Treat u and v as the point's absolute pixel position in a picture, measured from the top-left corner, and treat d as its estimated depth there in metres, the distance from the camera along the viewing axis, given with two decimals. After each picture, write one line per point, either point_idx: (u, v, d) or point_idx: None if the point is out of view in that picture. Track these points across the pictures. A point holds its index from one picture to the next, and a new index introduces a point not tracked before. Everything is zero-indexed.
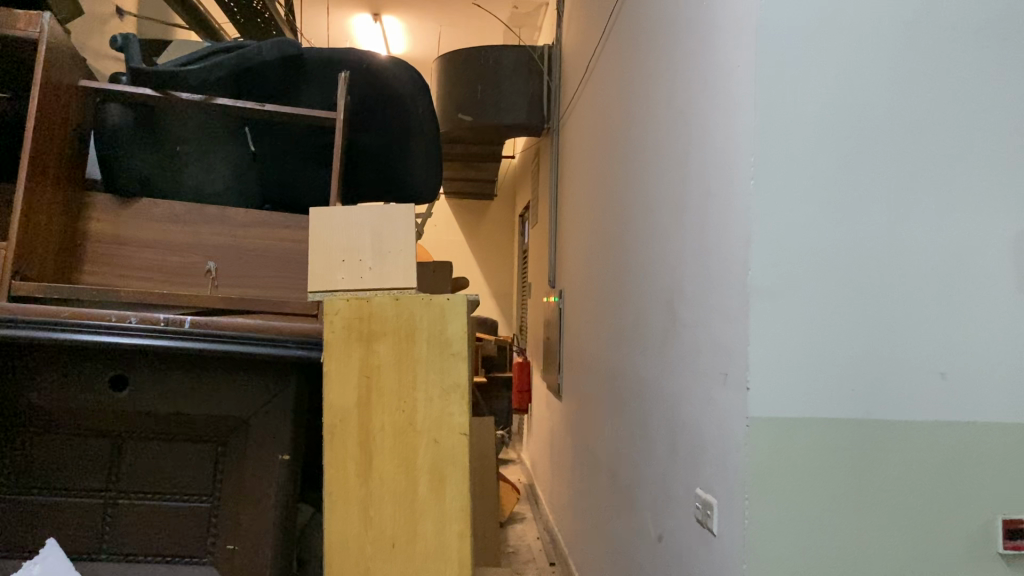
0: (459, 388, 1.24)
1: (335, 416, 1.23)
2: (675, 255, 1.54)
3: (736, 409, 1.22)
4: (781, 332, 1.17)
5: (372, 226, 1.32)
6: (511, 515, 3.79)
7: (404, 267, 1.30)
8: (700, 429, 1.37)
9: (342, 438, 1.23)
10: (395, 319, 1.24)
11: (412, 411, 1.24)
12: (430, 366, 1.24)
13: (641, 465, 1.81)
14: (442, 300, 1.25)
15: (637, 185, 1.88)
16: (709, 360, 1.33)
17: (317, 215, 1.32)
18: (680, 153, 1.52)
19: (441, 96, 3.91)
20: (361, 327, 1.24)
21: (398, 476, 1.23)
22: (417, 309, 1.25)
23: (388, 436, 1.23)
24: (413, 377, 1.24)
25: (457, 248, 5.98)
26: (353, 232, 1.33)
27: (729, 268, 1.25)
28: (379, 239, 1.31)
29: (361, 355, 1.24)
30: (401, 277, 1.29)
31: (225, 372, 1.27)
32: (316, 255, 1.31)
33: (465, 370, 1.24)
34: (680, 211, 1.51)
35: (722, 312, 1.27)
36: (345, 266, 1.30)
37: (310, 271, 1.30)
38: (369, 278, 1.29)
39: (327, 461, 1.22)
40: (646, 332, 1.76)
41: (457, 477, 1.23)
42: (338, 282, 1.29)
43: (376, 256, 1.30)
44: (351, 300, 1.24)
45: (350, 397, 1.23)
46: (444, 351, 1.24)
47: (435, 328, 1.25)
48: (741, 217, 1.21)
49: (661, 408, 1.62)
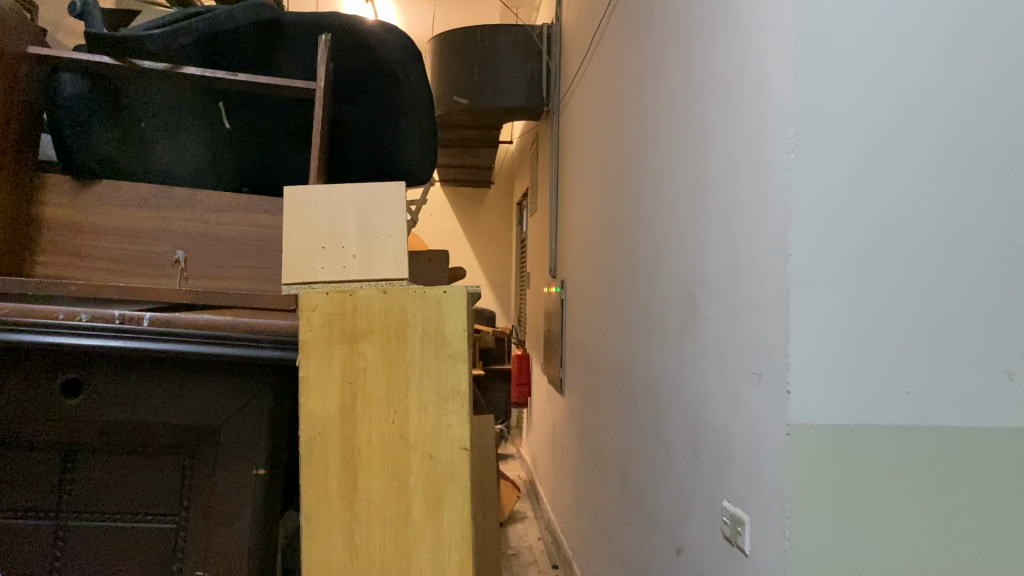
0: (460, 395, 1.10)
1: (313, 429, 1.07)
2: (697, 240, 1.38)
3: (773, 414, 1.07)
4: (825, 328, 1.03)
5: (357, 207, 1.17)
6: (512, 515, 3.65)
7: (395, 254, 1.15)
8: (729, 435, 1.23)
9: (323, 454, 1.07)
10: (383, 315, 1.09)
11: (407, 422, 1.09)
12: (425, 370, 1.09)
13: (656, 471, 1.67)
14: (438, 293, 1.10)
15: (651, 166, 1.73)
16: (739, 357, 1.18)
17: (293, 193, 1.16)
18: (703, 127, 1.37)
19: (436, 78, 3.74)
20: (344, 325, 1.08)
21: (389, 498, 1.08)
22: (410, 304, 1.10)
23: (377, 451, 1.08)
24: (406, 382, 1.09)
25: (453, 237, 5.83)
26: (335, 213, 1.17)
27: (764, 253, 1.10)
28: (366, 222, 1.16)
29: (345, 356, 1.08)
30: (392, 266, 1.15)
31: (192, 375, 1.12)
32: (293, 239, 1.15)
33: (465, 374, 1.10)
34: (702, 191, 1.36)
35: (757, 304, 1.12)
36: (326, 254, 1.14)
37: (285, 259, 1.13)
38: (355, 266, 1.14)
39: (305, 482, 1.07)
40: (661, 327, 1.62)
41: (457, 497, 1.09)
42: (319, 272, 1.13)
43: (364, 241, 1.15)
44: (332, 294, 1.08)
45: (331, 407, 1.07)
46: (441, 352, 1.10)
47: (431, 324, 1.10)
48: (777, 196, 1.06)
49: (680, 409, 1.48)
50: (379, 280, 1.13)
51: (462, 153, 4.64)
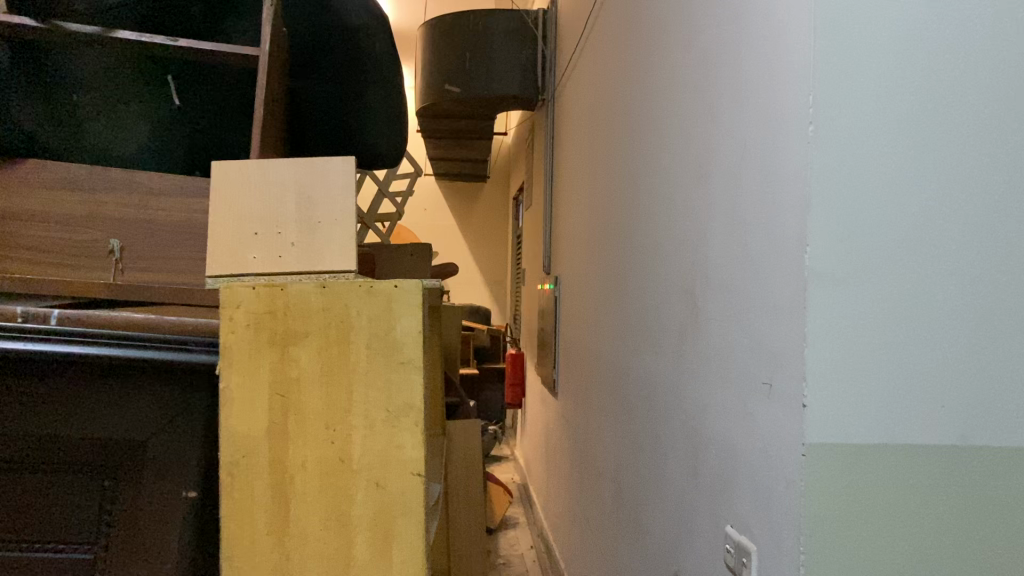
0: (415, 409, 0.98)
1: (237, 450, 0.95)
2: (699, 230, 1.23)
3: (785, 430, 0.92)
4: (846, 332, 0.87)
5: (298, 185, 1.02)
6: (504, 521, 3.51)
7: (341, 244, 1.01)
8: (734, 450, 1.08)
9: (250, 476, 0.96)
10: (322, 314, 0.97)
11: (351, 439, 0.97)
12: (372, 378, 0.98)
13: (651, 486, 1.52)
14: (388, 288, 0.98)
15: (650, 150, 1.58)
16: (747, 364, 1.03)
17: (224, 167, 1.01)
18: (705, 103, 1.21)
19: (426, 65, 3.59)
20: (274, 325, 0.96)
21: (328, 529, 0.97)
22: (354, 301, 0.97)
23: (314, 477, 0.97)
24: (352, 392, 0.97)
25: (448, 232, 5.68)
26: (273, 191, 1.02)
27: (778, 243, 0.94)
28: (308, 203, 1.01)
29: (275, 363, 0.96)
30: (338, 257, 1.01)
31: (113, 382, 0.96)
32: (223, 223, 1.01)
33: (419, 386, 0.98)
34: (705, 175, 1.21)
35: (767, 304, 0.97)
36: (261, 242, 1.01)
37: (213, 247, 1.00)
38: (293, 259, 1.01)
39: (228, 515, 0.95)
40: (659, 328, 1.47)
41: (409, 532, 0.98)
42: (252, 264, 1.00)
43: (304, 227, 1.01)
44: (259, 290, 0.96)
45: (257, 424, 0.96)
46: (392, 360, 0.98)
47: (379, 326, 0.98)
48: (792, 177, 0.91)
49: (678, 420, 1.33)
50: (314, 271, 1.00)
51: (454, 146, 4.48)
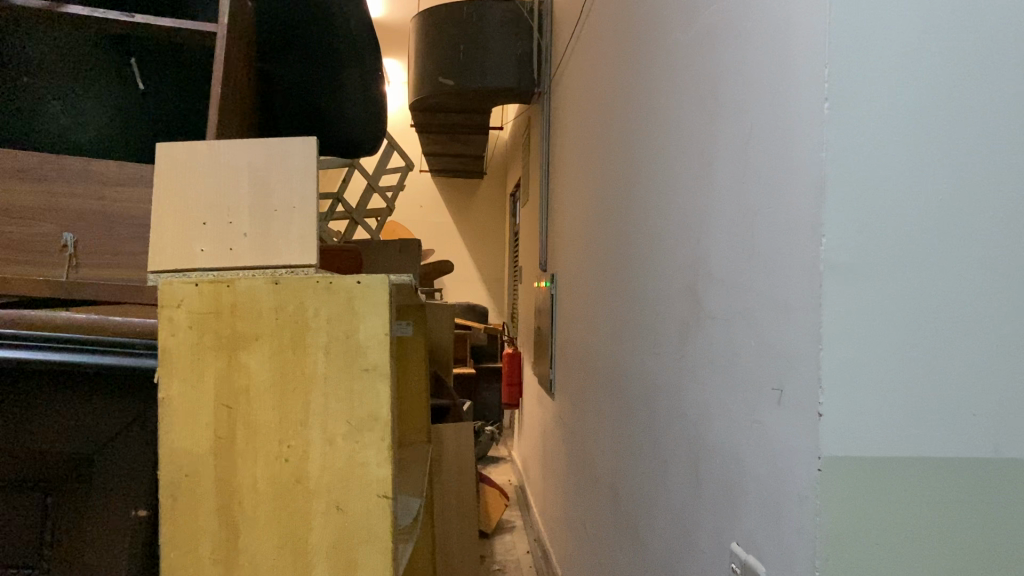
0: (380, 419, 0.99)
1: (178, 466, 0.98)
2: (701, 222, 1.14)
3: (799, 441, 0.83)
4: (868, 330, 0.78)
5: (250, 175, 1.04)
6: (500, 525, 3.41)
7: (300, 230, 1.03)
8: (740, 461, 0.99)
9: (195, 492, 0.98)
10: (274, 315, 0.99)
11: (308, 451, 0.99)
12: (330, 383, 0.99)
13: (651, 495, 1.43)
14: (350, 286, 1.00)
15: (649, 138, 1.48)
16: (754, 368, 0.94)
17: (175, 156, 1.04)
18: (707, 85, 1.12)
19: (419, 57, 3.49)
20: (219, 328, 0.99)
21: (282, 549, 0.98)
22: (312, 301, 0.99)
23: (267, 496, 0.98)
24: (309, 398, 0.99)
25: (445, 230, 5.58)
26: (223, 181, 1.04)
27: (788, 234, 0.85)
28: (264, 188, 1.03)
29: (222, 369, 0.99)
30: (296, 244, 1.03)
31: (71, 397, 1.03)
32: (171, 213, 1.04)
33: (380, 393, 0.99)
34: (707, 163, 1.12)
35: (776, 300, 0.88)
36: (209, 233, 1.03)
37: (160, 241, 1.03)
38: (246, 247, 1.03)
39: (171, 539, 0.97)
40: (659, 328, 1.38)
41: (370, 557, 0.98)
42: (199, 256, 1.03)
43: (259, 213, 1.03)
44: (203, 289, 0.99)
45: (203, 438, 0.98)
46: (354, 365, 0.99)
47: (339, 328, 0.99)
48: (804, 160, 0.82)
49: (679, 429, 1.24)
50: (279, 265, 1.02)
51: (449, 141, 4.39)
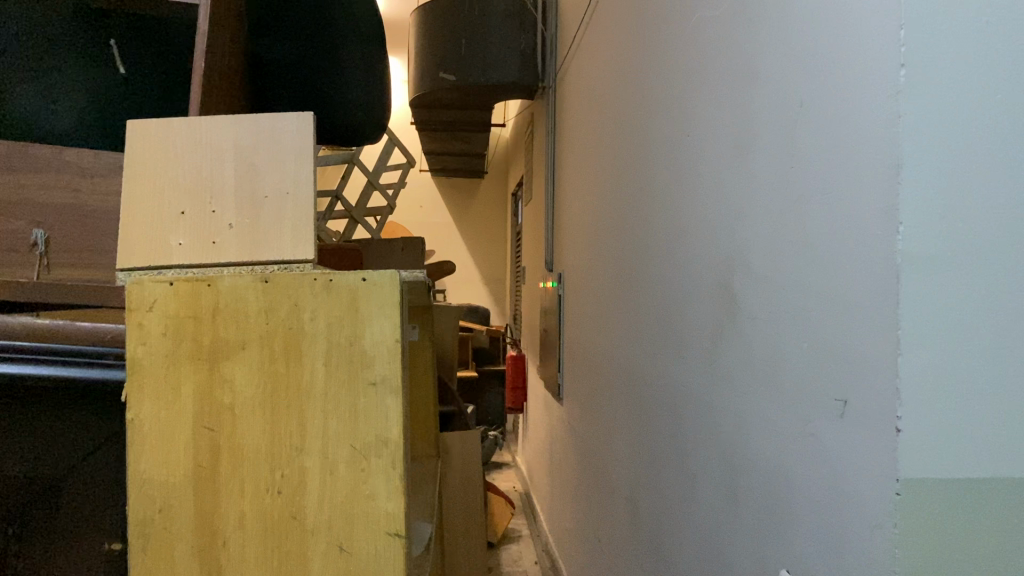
0: (390, 441, 0.94)
1: (155, 489, 0.93)
2: (739, 213, 1.03)
3: (868, 458, 0.72)
4: (954, 331, 0.68)
5: (234, 158, 0.99)
6: (506, 534, 3.30)
7: (292, 222, 0.98)
8: (788, 477, 0.88)
9: (172, 520, 0.93)
10: (264, 320, 0.94)
11: (305, 476, 0.94)
12: (330, 398, 0.94)
13: (677, 510, 1.32)
14: (355, 285, 0.94)
15: (672, 125, 1.38)
16: (807, 372, 0.84)
17: (152, 135, 0.99)
18: (744, 61, 1.02)
19: (418, 52, 3.38)
20: (200, 336, 0.93)
21: None
22: (308, 302, 0.94)
23: (254, 522, 0.93)
24: (306, 414, 0.94)
25: (445, 230, 5.48)
26: (205, 166, 0.99)
27: (850, 221, 0.75)
28: (255, 175, 0.99)
29: (203, 380, 0.93)
30: (288, 237, 0.98)
31: (50, 417, 1.15)
32: (145, 199, 0.98)
33: (385, 407, 0.94)
34: (745, 148, 1.01)
35: (838, 299, 0.77)
36: (187, 223, 0.98)
37: (134, 232, 0.98)
38: (231, 237, 0.98)
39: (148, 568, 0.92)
40: (686, 330, 1.27)
41: None
42: (175, 249, 0.97)
43: (248, 200, 0.98)
44: (181, 289, 0.93)
45: (184, 459, 0.93)
46: (358, 376, 0.94)
47: (339, 334, 0.94)
48: (871, 137, 0.71)
49: (710, 440, 1.14)
50: (270, 260, 0.97)
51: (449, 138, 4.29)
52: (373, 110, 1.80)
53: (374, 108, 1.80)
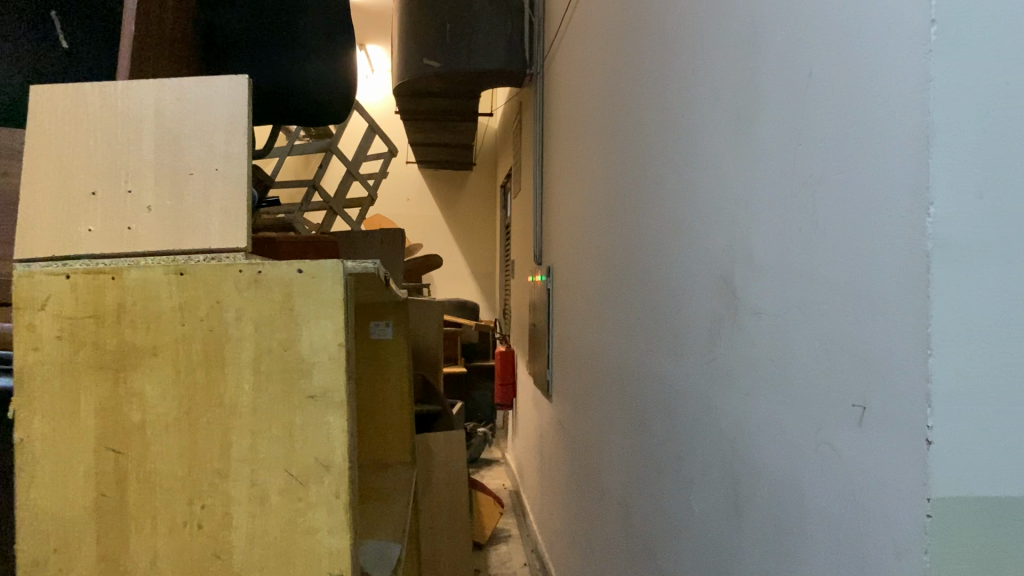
0: (334, 468, 0.87)
1: (53, 508, 0.85)
2: (742, 197, 0.94)
3: (890, 472, 0.63)
4: (986, 329, 0.59)
5: (152, 132, 0.93)
6: (495, 535, 3.22)
7: (220, 203, 0.93)
8: (797, 487, 0.80)
9: (73, 542, 0.85)
10: (180, 318, 0.87)
11: (230, 509, 0.86)
12: (261, 407, 0.87)
13: (672, 517, 1.24)
14: (290, 277, 0.87)
15: (668, 105, 1.29)
16: (819, 372, 0.75)
17: (58, 104, 0.93)
18: (748, 29, 0.93)
19: (401, 38, 3.28)
20: (108, 338, 0.86)
21: None
22: (232, 299, 0.87)
23: (168, 544, 0.85)
24: (232, 432, 0.87)
25: (433, 223, 5.37)
26: (118, 139, 0.93)
27: (868, 205, 0.66)
28: (178, 149, 0.93)
29: (110, 388, 0.86)
30: (216, 223, 0.92)
31: None
32: (51, 177, 0.91)
33: (324, 418, 0.88)
34: (749, 125, 0.92)
35: (857, 291, 0.68)
36: (97, 202, 0.91)
37: (38, 211, 0.91)
38: (149, 222, 0.92)
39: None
40: (682, 324, 1.18)
41: None
42: (83, 236, 0.90)
43: (170, 178, 0.93)
44: (81, 284, 0.87)
45: (87, 473, 0.85)
46: (294, 384, 0.87)
47: (272, 336, 0.87)
48: (897, 105, 0.62)
49: (710, 443, 1.06)
50: (195, 250, 0.91)
51: (436, 128, 4.18)
52: (340, 100, 1.75)
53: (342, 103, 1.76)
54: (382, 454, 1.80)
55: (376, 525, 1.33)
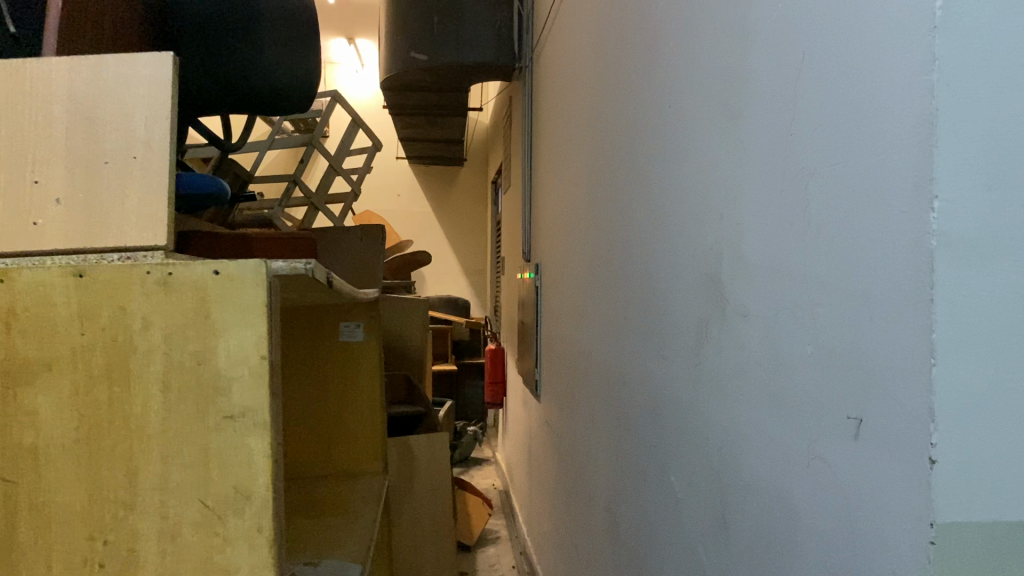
0: (254, 495, 0.84)
1: None
2: (731, 190, 0.89)
3: (887, 492, 0.58)
4: (997, 338, 0.53)
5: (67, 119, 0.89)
6: (483, 536, 3.16)
7: (139, 194, 0.89)
8: (788, 501, 0.74)
9: None
10: (89, 326, 0.83)
11: (141, 531, 0.84)
12: (171, 418, 0.84)
13: (659, 527, 1.18)
14: (205, 281, 0.84)
15: (657, 96, 1.23)
16: (810, 381, 0.69)
17: None
18: (739, 10, 0.87)
19: (388, 31, 3.21)
20: (12, 344, 0.84)
21: None
22: (140, 305, 0.84)
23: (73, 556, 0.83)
24: (138, 456, 0.84)
25: (423, 218, 5.31)
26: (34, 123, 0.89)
27: (864, 200, 0.61)
28: (95, 139, 0.89)
29: (16, 398, 0.83)
30: (132, 217, 0.88)
31: None
32: None
33: (238, 435, 0.84)
34: (739, 114, 0.87)
35: (853, 292, 0.62)
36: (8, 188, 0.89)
37: None
38: (59, 216, 0.88)
39: None
40: (669, 324, 1.13)
41: None
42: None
43: (84, 166, 0.89)
44: None
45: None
46: (207, 397, 0.84)
47: (184, 343, 0.84)
48: (897, 88, 0.56)
49: (697, 451, 1.00)
50: (106, 247, 0.88)
51: (426, 123, 4.12)
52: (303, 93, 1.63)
53: (297, 95, 1.62)
54: (351, 463, 1.74)
55: (342, 540, 1.27)
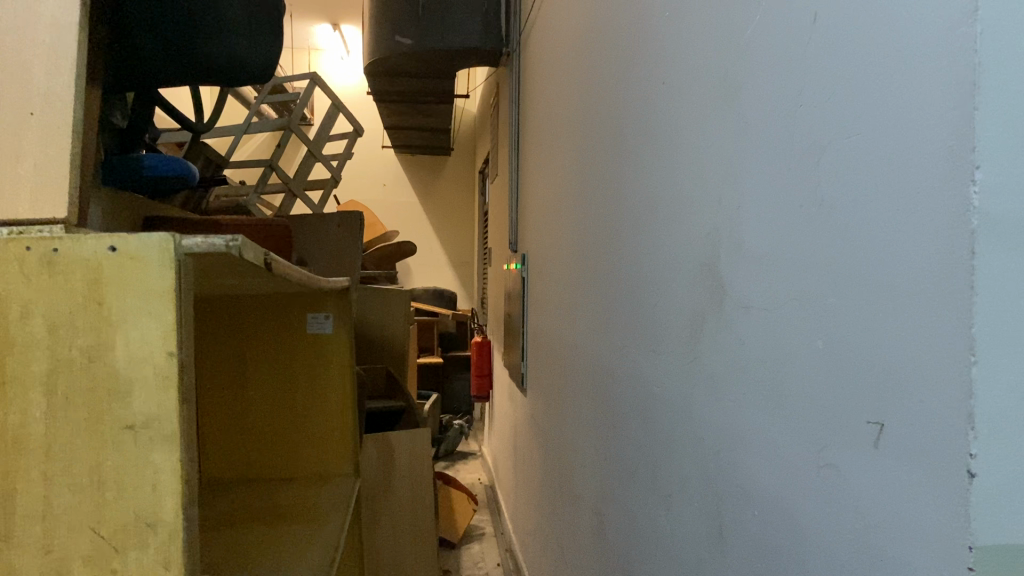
0: (159, 525, 0.69)
1: None
2: (730, 173, 0.82)
3: (914, 508, 0.51)
4: None
5: None
6: (468, 533, 3.09)
7: (34, 170, 0.83)
8: (794, 511, 0.67)
9: None
10: None
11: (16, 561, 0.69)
12: (58, 424, 0.69)
13: (648, 532, 1.11)
14: (97, 259, 0.69)
15: (648, 75, 1.16)
16: (822, 381, 0.62)
17: None
18: None
19: (372, 15, 3.13)
20: None
21: None
22: (19, 288, 0.70)
23: None
24: (16, 468, 0.69)
25: (409, 209, 5.23)
26: None
27: (887, 181, 0.54)
28: None
29: None
30: (25, 195, 0.82)
31: None
32: None
33: (142, 452, 0.69)
34: (739, 89, 0.79)
35: (874, 280, 0.55)
36: None
37: None
38: None
39: None
40: (660, 317, 1.06)
41: None
42: None
43: None
44: None
45: None
46: (103, 401, 0.69)
47: (72, 335, 0.69)
48: (928, 44, 0.49)
49: (690, 453, 0.93)
50: None
51: (412, 111, 4.04)
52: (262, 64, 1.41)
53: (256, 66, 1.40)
54: (318, 465, 1.60)
55: (301, 555, 1.20)
